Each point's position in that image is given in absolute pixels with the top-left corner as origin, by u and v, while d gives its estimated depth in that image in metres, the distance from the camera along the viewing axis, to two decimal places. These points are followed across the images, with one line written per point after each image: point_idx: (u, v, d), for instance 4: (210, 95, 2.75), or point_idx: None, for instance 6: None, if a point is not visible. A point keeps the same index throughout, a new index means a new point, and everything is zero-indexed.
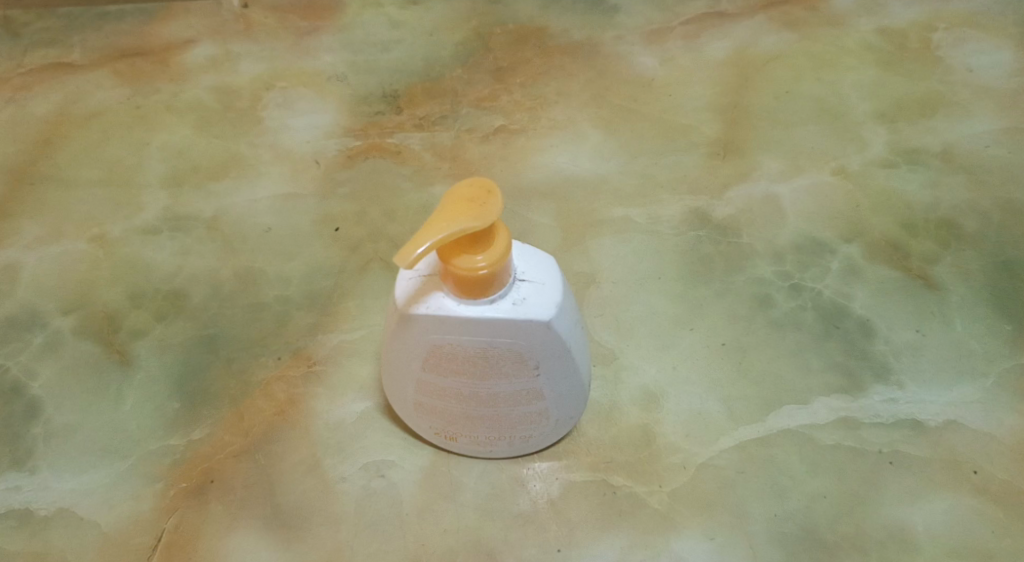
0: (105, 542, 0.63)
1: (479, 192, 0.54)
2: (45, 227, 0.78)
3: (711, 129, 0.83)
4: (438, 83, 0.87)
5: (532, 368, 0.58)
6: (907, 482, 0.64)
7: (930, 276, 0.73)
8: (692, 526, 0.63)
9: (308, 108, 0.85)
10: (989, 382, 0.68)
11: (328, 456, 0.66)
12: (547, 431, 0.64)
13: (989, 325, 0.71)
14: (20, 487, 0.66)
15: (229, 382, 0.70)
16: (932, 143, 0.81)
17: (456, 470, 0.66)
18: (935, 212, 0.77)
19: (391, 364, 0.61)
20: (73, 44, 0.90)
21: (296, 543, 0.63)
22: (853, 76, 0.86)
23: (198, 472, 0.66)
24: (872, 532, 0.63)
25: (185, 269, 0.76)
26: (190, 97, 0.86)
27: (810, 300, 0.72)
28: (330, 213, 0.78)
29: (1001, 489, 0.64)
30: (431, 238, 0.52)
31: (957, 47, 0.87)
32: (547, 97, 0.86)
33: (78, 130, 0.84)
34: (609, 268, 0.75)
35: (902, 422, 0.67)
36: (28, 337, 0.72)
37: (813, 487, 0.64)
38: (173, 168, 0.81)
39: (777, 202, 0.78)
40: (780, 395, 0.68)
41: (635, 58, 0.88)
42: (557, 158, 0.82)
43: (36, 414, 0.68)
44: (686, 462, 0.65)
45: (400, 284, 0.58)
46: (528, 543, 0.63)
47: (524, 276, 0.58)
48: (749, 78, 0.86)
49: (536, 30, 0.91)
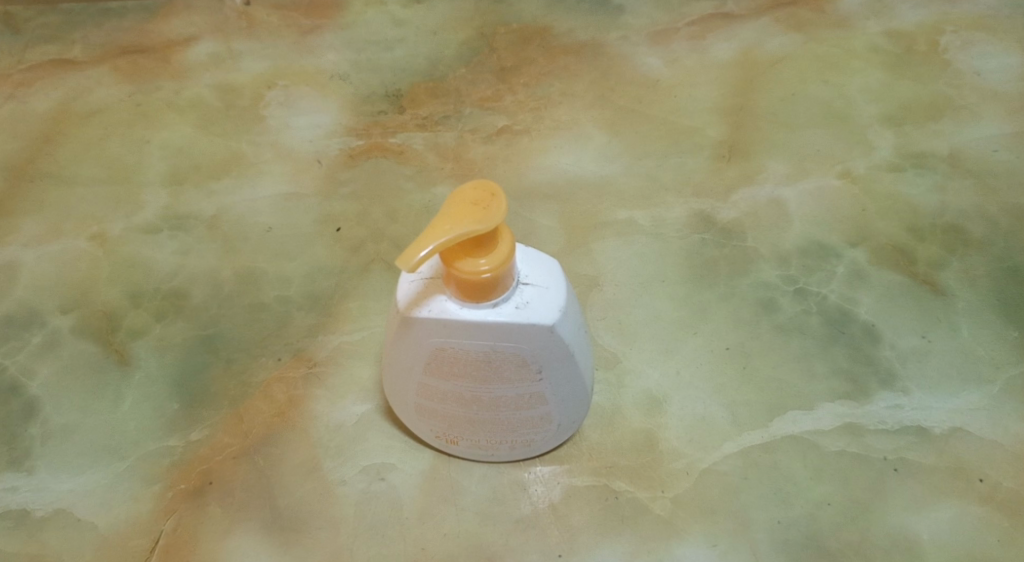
0: (102, 544, 0.63)
1: (483, 195, 0.53)
2: (45, 225, 0.77)
3: (717, 131, 0.82)
4: (441, 82, 0.86)
5: (535, 373, 0.58)
6: (911, 490, 0.64)
7: (937, 282, 0.73)
8: (695, 533, 0.62)
9: (310, 106, 0.85)
10: (996, 390, 0.67)
11: (328, 458, 0.66)
12: (549, 435, 0.63)
13: (996, 331, 0.70)
14: (17, 487, 0.65)
15: (229, 383, 0.69)
16: (939, 147, 0.80)
17: (457, 474, 0.65)
18: (942, 216, 0.76)
19: (392, 367, 0.60)
20: (74, 40, 0.89)
21: (295, 546, 0.63)
22: (860, 79, 0.85)
23: (196, 474, 0.65)
24: (877, 540, 0.62)
25: (185, 268, 0.75)
26: (191, 94, 0.86)
27: (815, 305, 0.72)
28: (332, 213, 0.78)
29: (1007, 497, 0.63)
30: (433, 241, 0.52)
31: (965, 50, 0.86)
32: (551, 98, 0.85)
33: (79, 127, 0.83)
34: (612, 271, 0.74)
35: (907, 429, 0.66)
36: (27, 336, 0.71)
37: (817, 494, 0.64)
38: (174, 166, 0.81)
39: (783, 205, 0.77)
40: (785, 400, 0.67)
41: (640, 59, 0.88)
42: (561, 159, 0.81)
43: (34, 414, 0.68)
44: (689, 468, 0.65)
45: (402, 286, 0.57)
46: (529, 549, 0.62)
47: (528, 279, 0.57)
48: (755, 79, 0.85)
49: (541, 30, 0.91)
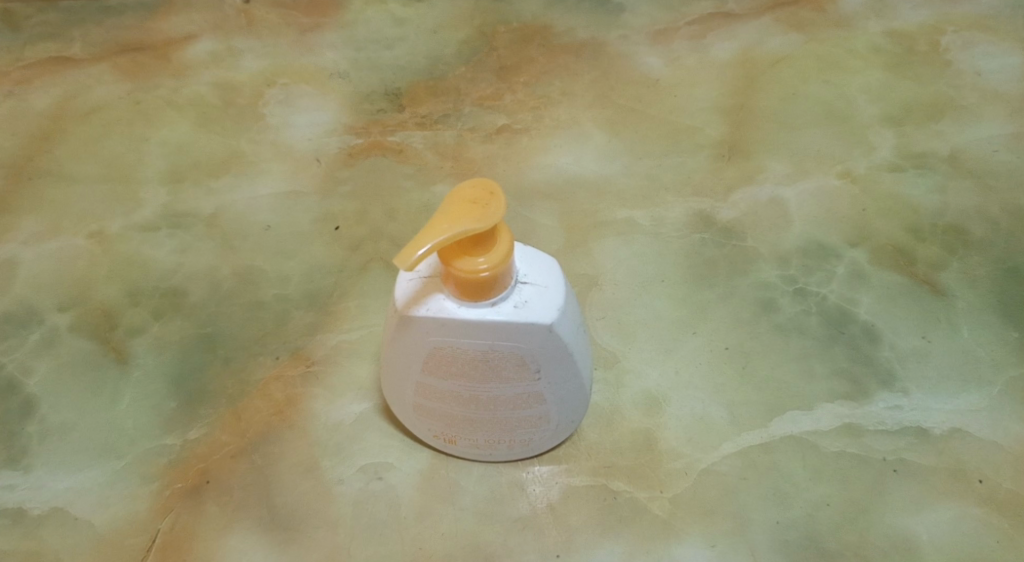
0: (99, 542, 0.63)
1: (482, 193, 0.53)
2: (43, 223, 0.77)
3: (717, 130, 0.82)
4: (441, 81, 0.86)
5: (533, 372, 0.58)
6: (911, 491, 0.63)
7: (937, 282, 0.72)
8: (694, 533, 0.62)
9: (310, 105, 0.85)
10: (995, 390, 0.67)
11: (326, 457, 0.66)
12: (547, 435, 0.63)
13: (996, 332, 0.70)
14: (15, 485, 0.65)
15: (227, 382, 0.69)
16: (939, 147, 0.80)
17: (455, 473, 0.65)
18: (942, 217, 0.76)
19: (390, 366, 0.60)
20: (74, 38, 0.89)
21: (292, 545, 0.62)
22: (861, 79, 0.85)
23: (194, 472, 0.65)
24: (876, 541, 0.62)
25: (183, 266, 0.75)
26: (190, 92, 0.85)
27: (815, 305, 0.72)
28: (331, 211, 0.78)
29: (1006, 498, 0.63)
30: (431, 240, 0.52)
31: (966, 50, 0.86)
32: (551, 97, 0.85)
33: (78, 125, 0.83)
34: (612, 270, 0.74)
35: (906, 430, 0.66)
36: (25, 334, 0.71)
37: (816, 494, 0.63)
38: (173, 164, 0.81)
39: (782, 205, 0.77)
40: (785, 400, 0.67)
41: (640, 58, 0.88)
42: (561, 158, 0.81)
43: (32, 412, 0.68)
44: (687, 468, 0.65)
45: (400, 285, 0.57)
46: (527, 548, 0.62)
47: (526, 279, 0.57)
48: (756, 79, 0.85)
49: (541, 29, 0.90)
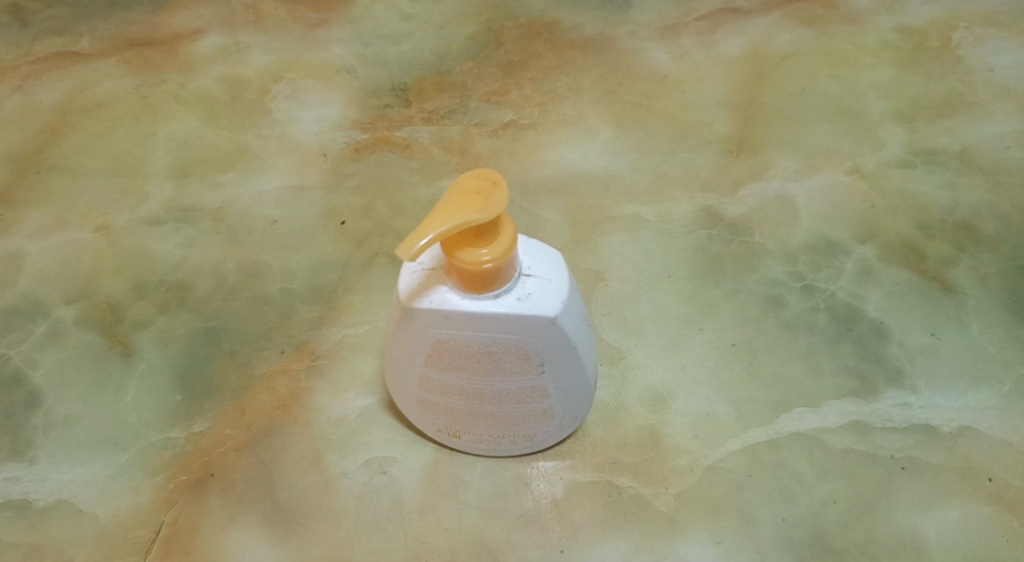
0: (103, 535, 0.63)
1: (484, 183, 0.53)
2: (50, 216, 0.77)
3: (725, 126, 0.81)
4: (448, 77, 0.86)
5: (537, 366, 0.57)
6: (920, 489, 0.63)
7: (946, 279, 0.72)
8: (698, 531, 0.62)
9: (317, 100, 0.84)
10: (1006, 388, 0.66)
11: (330, 451, 0.66)
12: (551, 430, 0.63)
13: (1006, 329, 0.69)
14: (19, 477, 0.65)
15: (232, 375, 0.69)
16: (950, 143, 0.79)
17: (458, 467, 0.65)
18: (954, 213, 0.75)
19: (393, 359, 0.60)
20: (82, 33, 0.89)
21: (295, 539, 0.62)
22: (871, 76, 0.84)
23: (199, 465, 0.65)
24: (883, 539, 0.61)
25: (189, 260, 0.75)
26: (197, 87, 0.85)
27: (823, 302, 0.71)
28: (336, 206, 0.78)
29: (1015, 496, 0.62)
30: (434, 230, 0.51)
31: (978, 46, 0.85)
32: (558, 92, 0.85)
33: (85, 119, 0.83)
34: (618, 267, 0.74)
35: (915, 427, 0.65)
36: (30, 327, 0.71)
37: (824, 492, 0.63)
38: (180, 159, 0.81)
39: (791, 201, 0.77)
40: (791, 397, 0.67)
41: (648, 54, 0.87)
42: (567, 153, 0.80)
43: (37, 404, 0.68)
44: (693, 465, 0.64)
45: (403, 276, 0.57)
46: (531, 544, 0.62)
47: (530, 271, 0.56)
48: (765, 75, 0.84)
49: (549, 24, 0.90)
